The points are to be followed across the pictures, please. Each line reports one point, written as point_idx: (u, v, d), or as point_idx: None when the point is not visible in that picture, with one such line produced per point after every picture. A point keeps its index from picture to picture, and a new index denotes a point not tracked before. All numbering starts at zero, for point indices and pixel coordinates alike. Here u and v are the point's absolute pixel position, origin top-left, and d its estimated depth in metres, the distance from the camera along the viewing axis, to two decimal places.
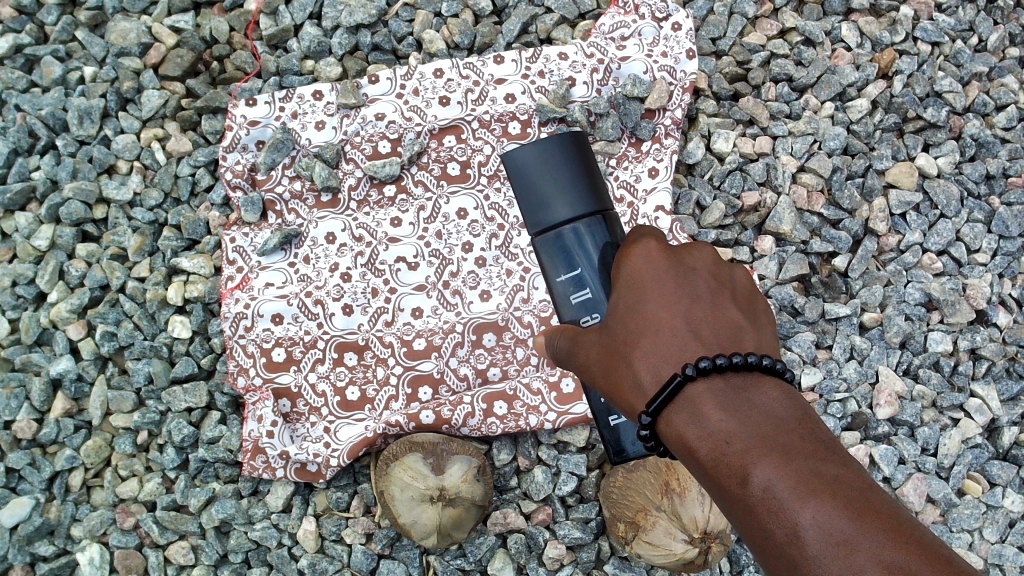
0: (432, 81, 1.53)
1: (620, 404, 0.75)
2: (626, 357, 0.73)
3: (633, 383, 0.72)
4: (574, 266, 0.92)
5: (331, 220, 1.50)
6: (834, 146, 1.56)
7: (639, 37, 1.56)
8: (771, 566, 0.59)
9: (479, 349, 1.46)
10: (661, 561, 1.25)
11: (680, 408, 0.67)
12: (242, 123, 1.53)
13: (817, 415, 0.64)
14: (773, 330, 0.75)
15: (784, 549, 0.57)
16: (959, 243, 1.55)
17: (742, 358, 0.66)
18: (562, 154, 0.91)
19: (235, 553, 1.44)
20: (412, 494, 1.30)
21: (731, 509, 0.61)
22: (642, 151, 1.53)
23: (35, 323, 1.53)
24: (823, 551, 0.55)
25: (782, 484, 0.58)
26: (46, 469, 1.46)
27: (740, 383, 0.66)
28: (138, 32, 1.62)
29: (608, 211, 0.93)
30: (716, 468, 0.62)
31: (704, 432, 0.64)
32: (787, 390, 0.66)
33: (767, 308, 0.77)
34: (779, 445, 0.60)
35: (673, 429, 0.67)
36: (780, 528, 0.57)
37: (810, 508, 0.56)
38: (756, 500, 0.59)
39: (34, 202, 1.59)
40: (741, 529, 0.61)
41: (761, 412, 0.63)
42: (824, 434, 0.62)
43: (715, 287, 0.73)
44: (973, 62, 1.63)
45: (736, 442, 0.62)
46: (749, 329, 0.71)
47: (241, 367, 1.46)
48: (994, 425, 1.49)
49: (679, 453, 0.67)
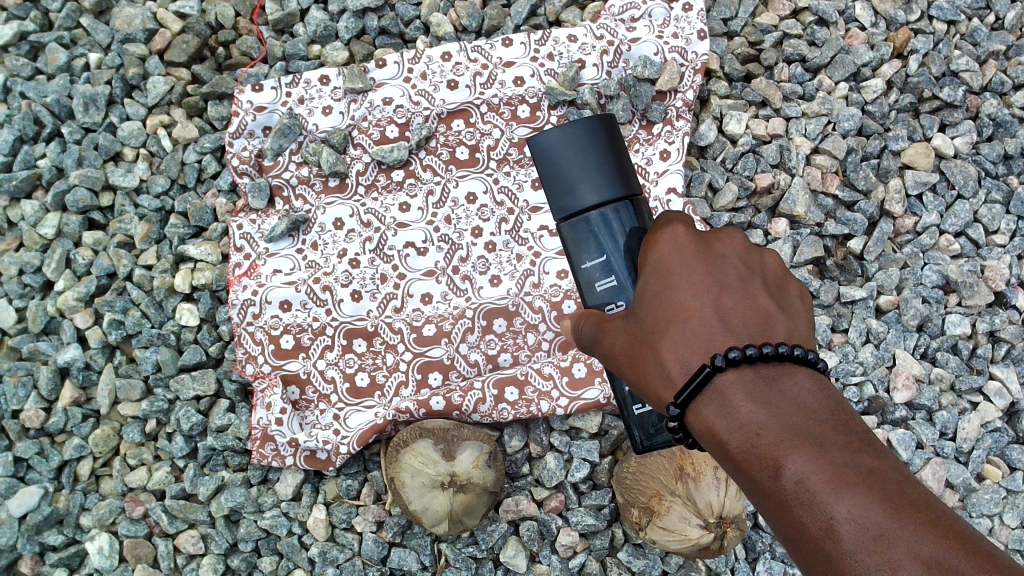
0: (439, 65, 1.51)
1: (647, 395, 0.73)
2: (653, 346, 0.71)
3: (661, 374, 0.70)
4: (601, 252, 0.90)
5: (339, 206, 1.48)
6: (850, 126, 1.54)
7: (649, 19, 1.54)
8: (803, 559, 0.57)
9: (490, 335, 1.44)
10: (676, 546, 1.23)
11: (709, 399, 0.65)
12: (248, 109, 1.51)
13: (851, 406, 0.62)
14: (807, 317, 0.72)
15: (818, 543, 0.55)
16: (977, 224, 1.52)
17: (773, 348, 0.63)
18: (591, 137, 0.88)
19: (244, 542, 1.43)
20: (422, 480, 1.27)
21: (761, 502, 0.59)
22: (654, 133, 1.51)
23: (41, 312, 1.51)
24: (859, 545, 0.53)
25: (814, 475, 0.56)
26: (54, 459, 1.45)
27: (772, 374, 0.63)
28: (143, 18, 1.61)
29: (636, 196, 0.90)
30: (746, 461, 0.60)
31: (734, 423, 0.62)
32: (820, 381, 0.63)
33: (800, 293, 0.74)
34: (812, 437, 0.58)
35: (702, 420, 0.65)
36: (813, 522, 0.55)
37: (845, 501, 0.54)
38: (789, 493, 0.57)
39: (40, 190, 1.58)
40: (773, 523, 0.59)
41: (792, 403, 0.61)
42: (859, 426, 0.60)
43: (745, 274, 0.70)
44: (991, 40, 1.59)
45: (767, 434, 0.60)
46: (780, 317, 0.68)
47: (249, 354, 1.45)
48: (1014, 409, 1.46)
49: (707, 445, 0.66)
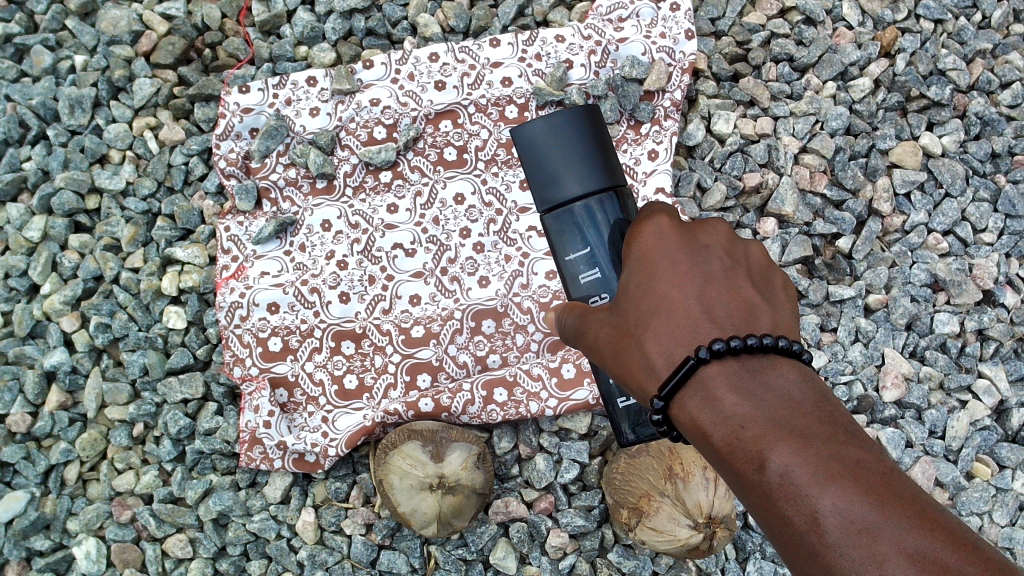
0: (427, 66, 1.51)
1: (632, 388, 0.72)
2: (638, 338, 0.71)
3: (646, 366, 0.69)
4: (586, 244, 0.90)
5: (326, 207, 1.48)
6: (837, 126, 1.54)
7: (637, 19, 1.54)
8: (788, 553, 0.57)
9: (478, 336, 1.44)
10: (665, 547, 1.22)
11: (694, 391, 0.64)
12: (235, 110, 1.51)
13: (835, 397, 0.62)
14: (792, 308, 0.72)
15: (803, 536, 0.55)
16: (965, 223, 1.52)
17: (757, 339, 0.63)
18: (575, 129, 0.87)
19: (233, 545, 1.42)
20: (411, 482, 1.27)
21: (745, 495, 0.59)
22: (642, 133, 1.50)
23: (27, 315, 1.51)
24: (844, 539, 0.52)
25: (800, 468, 0.55)
26: (41, 463, 1.44)
27: (756, 366, 0.63)
28: (129, 20, 1.60)
29: (621, 187, 0.90)
30: (731, 453, 0.60)
31: (719, 416, 0.62)
32: (804, 372, 0.63)
33: (785, 284, 0.74)
34: (797, 429, 0.58)
35: (687, 413, 0.65)
36: (798, 515, 0.55)
37: (830, 494, 0.53)
38: (774, 486, 0.56)
39: (26, 193, 1.57)
40: (758, 516, 0.59)
41: (777, 395, 0.61)
42: (844, 418, 0.60)
43: (729, 266, 0.70)
44: (977, 39, 1.60)
45: (752, 426, 0.59)
46: (765, 308, 0.68)
47: (237, 357, 1.44)
48: (1003, 407, 1.47)
49: (692, 438, 0.65)
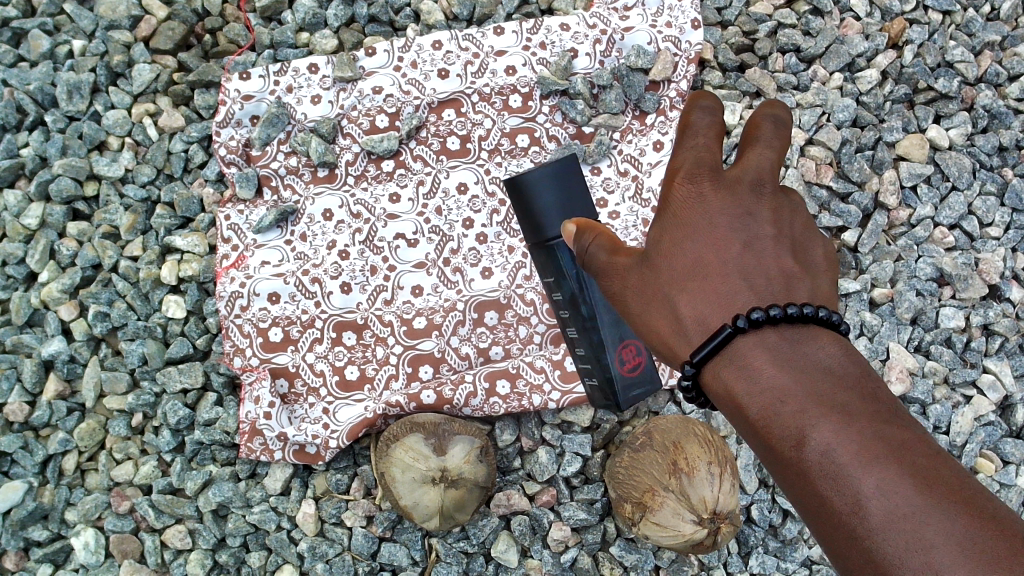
0: (430, 54, 1.49)
1: (660, 346, 0.73)
2: (671, 299, 0.70)
3: (678, 330, 0.69)
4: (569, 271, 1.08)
5: (327, 196, 1.46)
6: (844, 118, 1.52)
7: (642, 7, 1.52)
8: (824, 533, 0.55)
9: (481, 327, 1.42)
10: (669, 542, 1.21)
11: (728, 360, 0.64)
12: (236, 97, 1.49)
13: (876, 374, 0.61)
14: (830, 278, 0.72)
15: (842, 518, 0.53)
16: (972, 216, 1.51)
17: (798, 309, 0.63)
18: (552, 184, 1.03)
19: (233, 537, 1.41)
20: (414, 475, 1.26)
21: (782, 472, 0.58)
22: (647, 124, 1.49)
23: (25, 304, 1.49)
24: (884, 522, 0.51)
25: (841, 447, 0.54)
26: (38, 453, 1.43)
27: (794, 336, 0.63)
28: (128, 4, 1.58)
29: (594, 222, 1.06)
30: (767, 429, 0.59)
31: (756, 388, 0.61)
32: (845, 346, 0.63)
33: (824, 250, 0.73)
34: (839, 406, 0.56)
35: (720, 381, 0.65)
36: (838, 496, 0.54)
37: (873, 475, 0.52)
38: (812, 464, 0.55)
39: (22, 179, 1.55)
40: (793, 494, 0.58)
41: (817, 368, 0.60)
42: (885, 396, 0.58)
43: (771, 232, 0.69)
44: (986, 31, 1.59)
45: (791, 401, 0.58)
46: (803, 279, 0.68)
47: (237, 347, 1.43)
48: (1008, 403, 1.46)
49: (725, 407, 0.65)
